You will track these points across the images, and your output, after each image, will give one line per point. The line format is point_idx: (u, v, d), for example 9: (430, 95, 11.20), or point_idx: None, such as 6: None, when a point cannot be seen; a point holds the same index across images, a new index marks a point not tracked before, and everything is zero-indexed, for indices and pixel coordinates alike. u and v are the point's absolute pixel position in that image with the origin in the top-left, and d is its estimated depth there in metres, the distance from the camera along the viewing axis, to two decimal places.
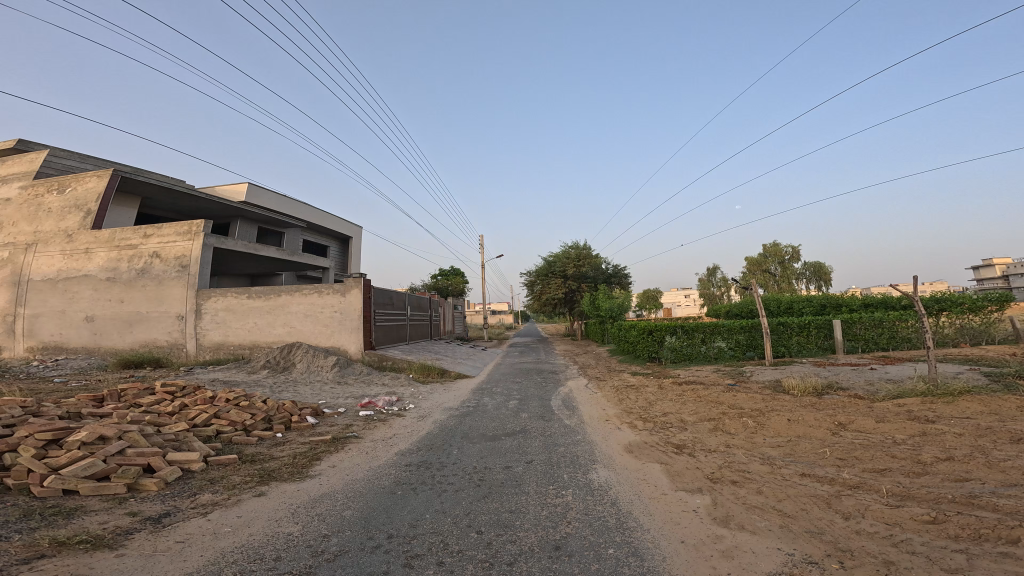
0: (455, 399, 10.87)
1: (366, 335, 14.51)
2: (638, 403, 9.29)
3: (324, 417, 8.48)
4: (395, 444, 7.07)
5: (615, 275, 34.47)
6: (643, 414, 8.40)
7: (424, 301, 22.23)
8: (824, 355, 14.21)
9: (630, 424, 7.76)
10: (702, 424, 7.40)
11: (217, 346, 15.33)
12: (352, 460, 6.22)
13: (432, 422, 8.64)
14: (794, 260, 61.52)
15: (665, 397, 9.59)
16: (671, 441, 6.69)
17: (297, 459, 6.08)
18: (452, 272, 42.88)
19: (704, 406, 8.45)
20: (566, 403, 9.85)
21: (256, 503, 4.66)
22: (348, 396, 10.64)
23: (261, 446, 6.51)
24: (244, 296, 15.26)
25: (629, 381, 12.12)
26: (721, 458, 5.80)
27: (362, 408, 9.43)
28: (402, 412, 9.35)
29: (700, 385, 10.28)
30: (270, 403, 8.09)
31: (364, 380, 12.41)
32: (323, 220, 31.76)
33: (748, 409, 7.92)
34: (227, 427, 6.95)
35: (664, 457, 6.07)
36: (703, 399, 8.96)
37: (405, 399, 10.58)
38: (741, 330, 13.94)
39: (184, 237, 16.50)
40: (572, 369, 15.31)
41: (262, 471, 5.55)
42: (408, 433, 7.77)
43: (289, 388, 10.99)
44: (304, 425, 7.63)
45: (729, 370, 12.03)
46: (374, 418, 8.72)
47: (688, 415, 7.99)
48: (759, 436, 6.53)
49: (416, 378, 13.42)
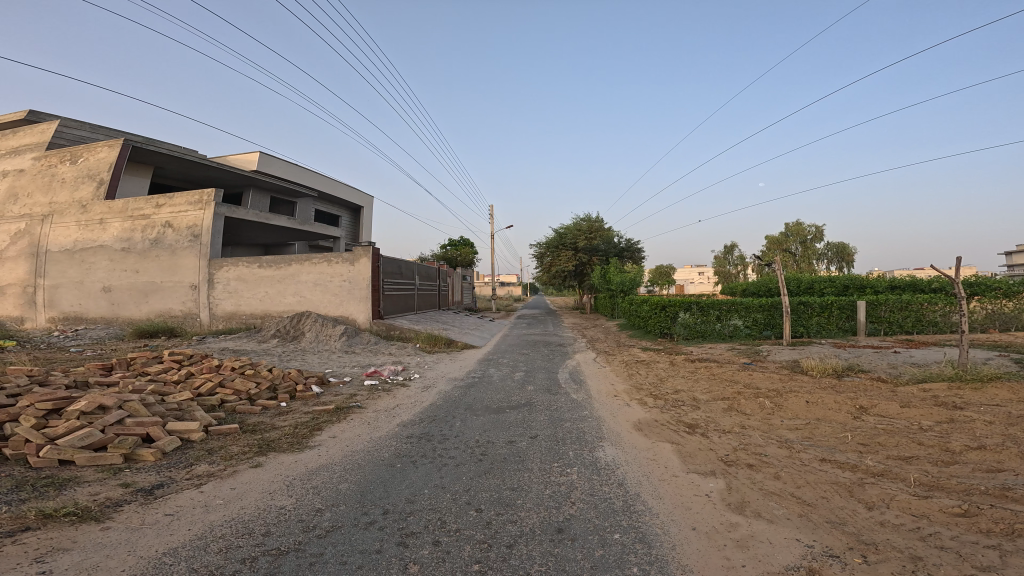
0: (460, 370, 10.77)
1: (374, 305, 14.39)
2: (648, 379, 8.98)
3: (329, 386, 8.44)
4: (397, 415, 6.97)
5: (628, 249, 33.47)
6: (653, 390, 8.11)
7: (434, 272, 21.98)
8: (844, 336, 13.52)
9: (639, 401, 7.49)
10: (715, 403, 7.07)
11: (229, 316, 15.46)
12: (352, 431, 6.12)
13: (436, 393, 8.52)
14: (816, 239, 58.96)
15: (676, 373, 9.25)
16: (682, 420, 6.40)
17: (298, 429, 6.02)
18: (463, 243, 42.45)
19: (717, 384, 8.09)
20: (573, 377, 9.62)
21: (250, 475, 4.58)
22: (353, 365, 10.59)
23: (263, 416, 6.47)
24: (254, 265, 15.19)
25: (639, 356, 11.80)
26: (735, 440, 5.48)
27: (367, 377, 9.39)
28: (407, 382, 9.28)
29: (712, 363, 9.89)
30: (276, 371, 8.05)
31: (372, 350, 12.36)
32: (333, 189, 31.31)
33: (764, 389, 7.53)
34: (232, 395, 6.92)
35: (674, 437, 5.80)
36: (716, 378, 8.58)
37: (411, 370, 10.53)
38: (759, 309, 13.34)
39: (195, 206, 16.37)
40: (581, 343, 15.04)
41: (260, 441, 5.50)
42: (411, 404, 7.68)
43: (297, 358, 11.00)
44: (308, 394, 7.59)
45: (744, 349, 11.56)
46: (379, 388, 8.66)
47: (700, 394, 7.65)
48: (776, 418, 6.17)
49: (422, 348, 13.37)
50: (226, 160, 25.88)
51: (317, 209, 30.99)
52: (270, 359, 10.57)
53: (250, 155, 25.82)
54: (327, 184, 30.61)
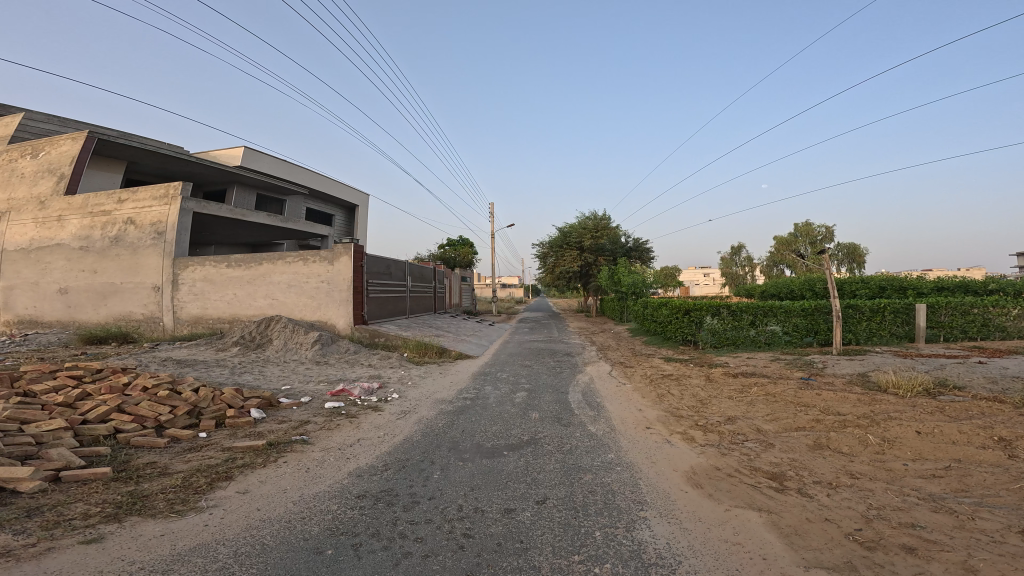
0: (451, 387, 8.94)
1: (356, 309, 12.58)
2: (686, 403, 7.11)
3: (277, 410, 6.62)
4: (354, 457, 5.15)
5: (636, 249, 31.58)
6: (699, 420, 6.27)
7: (429, 272, 20.20)
8: (900, 343, 11.64)
9: (686, 438, 5.65)
10: (793, 438, 5.22)
11: (194, 320, 13.65)
12: (277, 485, 4.32)
13: (415, 422, 6.68)
14: (827, 240, 56.92)
15: (720, 394, 7.39)
16: (757, 467, 4.57)
17: (195, 477, 4.31)
18: (462, 243, 40.77)
19: (782, 410, 6.24)
20: (589, 399, 7.77)
21: (64, 560, 2.92)
22: (321, 380, 8.76)
23: (162, 455, 4.78)
24: (222, 265, 13.41)
25: (664, 369, 9.92)
26: (857, 501, 3.66)
27: (332, 397, 7.55)
28: (383, 405, 7.47)
29: (762, 379, 8.03)
30: (205, 390, 6.29)
31: (348, 359, 10.50)
32: (326, 186, 29.57)
33: (850, 415, 5.71)
34: (129, 424, 5.19)
35: (756, 496, 3.97)
36: (777, 400, 6.71)
37: (391, 386, 8.70)
38: (800, 313, 11.56)
39: (160, 201, 14.63)
40: (592, 351, 13.17)
41: (124, 498, 3.81)
42: (378, 439, 5.86)
43: (256, 370, 9.17)
44: (240, 423, 5.80)
45: (791, 360, 9.69)
46: (344, 413, 6.82)
47: (765, 424, 5.80)
48: (894, 462, 4.36)
49: (410, 358, 11.53)
50: (209, 156, 24.24)
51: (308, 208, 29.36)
52: (222, 371, 8.75)
53: (234, 150, 24.14)
54: (319, 180, 28.87)
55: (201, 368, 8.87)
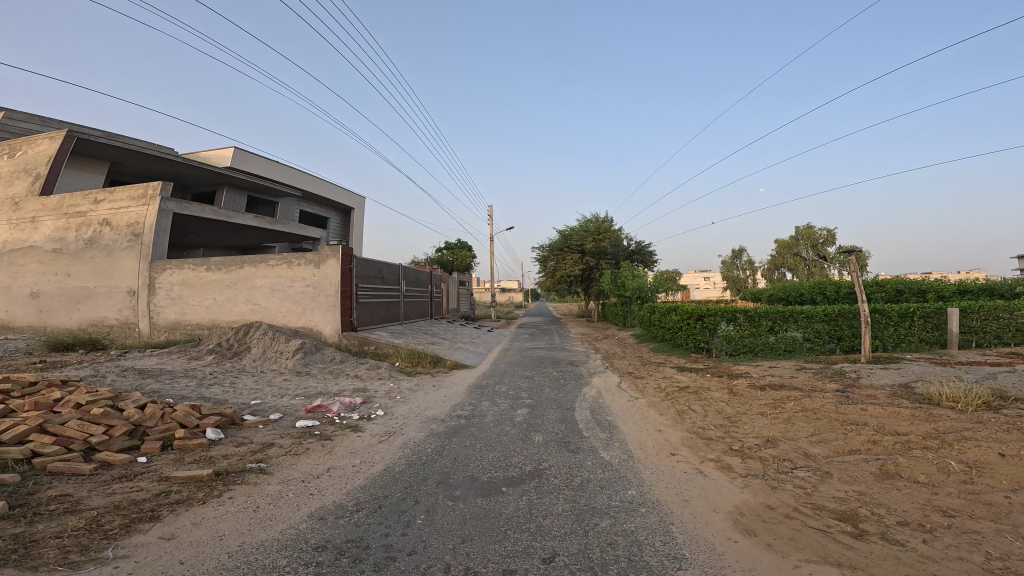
0: (444, 403, 8.05)
1: (345, 314, 11.72)
2: (712, 423, 6.24)
3: (240, 431, 5.73)
4: (318, 494, 4.24)
5: (638, 252, 30.76)
6: (731, 443, 5.42)
7: (425, 276, 19.34)
8: (931, 350, 10.80)
9: (721, 467, 4.79)
10: (853, 468, 4.40)
11: (172, 327, 12.74)
12: (213, 529, 3.42)
13: (402, 446, 5.79)
14: (829, 243, 56.32)
15: (749, 411, 6.53)
16: (820, 505, 3.76)
17: (108, 518, 3.39)
18: (461, 246, 39.97)
19: (829, 430, 5.40)
20: (600, 418, 6.88)
21: None
22: (299, 394, 7.86)
23: (83, 484, 3.89)
24: (202, 268, 12.54)
25: (679, 380, 9.06)
26: (970, 550, 2.92)
27: (307, 415, 6.65)
28: (366, 423, 6.59)
29: (793, 392, 7.18)
30: (153, 407, 5.42)
31: (333, 369, 9.61)
32: (321, 188, 28.79)
33: (913, 434, 4.94)
34: (53, 445, 4.33)
35: (830, 547, 3.14)
36: (819, 417, 5.86)
37: (377, 400, 7.83)
38: (823, 318, 10.74)
39: (139, 201, 13.87)
40: (598, 360, 12.28)
41: (7, 543, 2.92)
42: (352, 468, 4.95)
43: (229, 381, 8.28)
44: (191, 446, 4.94)
45: (818, 370, 8.84)
46: (322, 435, 5.93)
47: (814, 449, 4.97)
48: (991, 492, 3.65)
49: (402, 368, 10.64)
50: (196, 157, 23.44)
51: (301, 210, 28.55)
52: (189, 382, 7.85)
53: (223, 151, 23.36)
54: (313, 182, 28.09)
55: (166, 379, 7.99)
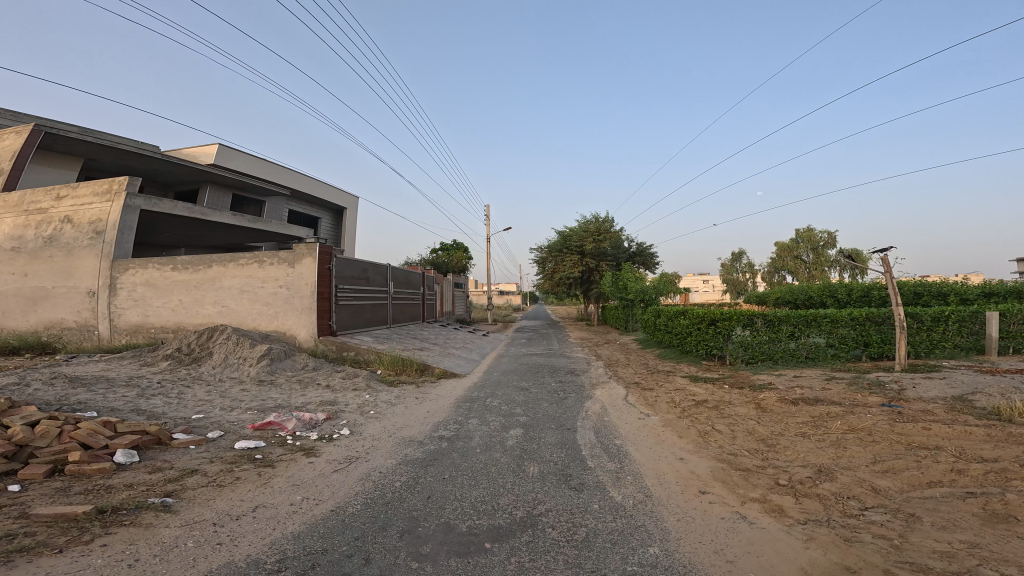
0: (426, 420, 6.98)
1: (323, 318, 10.65)
2: (744, 448, 5.19)
3: (164, 456, 4.71)
4: (228, 544, 3.22)
5: (639, 254, 29.79)
6: (775, 476, 4.37)
7: (417, 277, 18.29)
8: (968, 356, 9.82)
9: (770, 510, 3.74)
10: (945, 509, 3.38)
11: (134, 330, 11.70)
12: None
13: (365, 478, 4.71)
14: (830, 245, 55.69)
15: (786, 431, 5.49)
16: (922, 566, 2.74)
17: None
18: (457, 247, 38.86)
19: (896, 458, 4.37)
20: (606, 442, 5.82)
21: None
22: (256, 407, 6.80)
23: None
24: (167, 267, 11.52)
25: (693, 392, 8.01)
26: None
27: (254, 435, 5.58)
28: (326, 446, 5.51)
29: (833, 408, 6.15)
30: (48, 424, 4.51)
31: (302, 378, 8.53)
32: (310, 187, 27.73)
33: (1006, 463, 3.98)
34: None
35: None
36: (875, 441, 4.84)
37: (347, 416, 6.75)
38: (849, 322, 9.76)
39: (102, 197, 12.86)
40: (601, 368, 11.23)
41: None
42: (288, 509, 3.88)
43: (178, 391, 7.21)
44: (88, 472, 4.06)
45: (851, 380, 7.84)
46: (270, 461, 4.88)
47: (880, 481, 3.97)
48: None
49: (383, 377, 9.57)
50: (178, 154, 22.42)
51: (290, 209, 27.49)
52: (127, 392, 6.79)
53: (206, 148, 22.37)
54: (302, 181, 27.02)
55: (104, 388, 6.95)
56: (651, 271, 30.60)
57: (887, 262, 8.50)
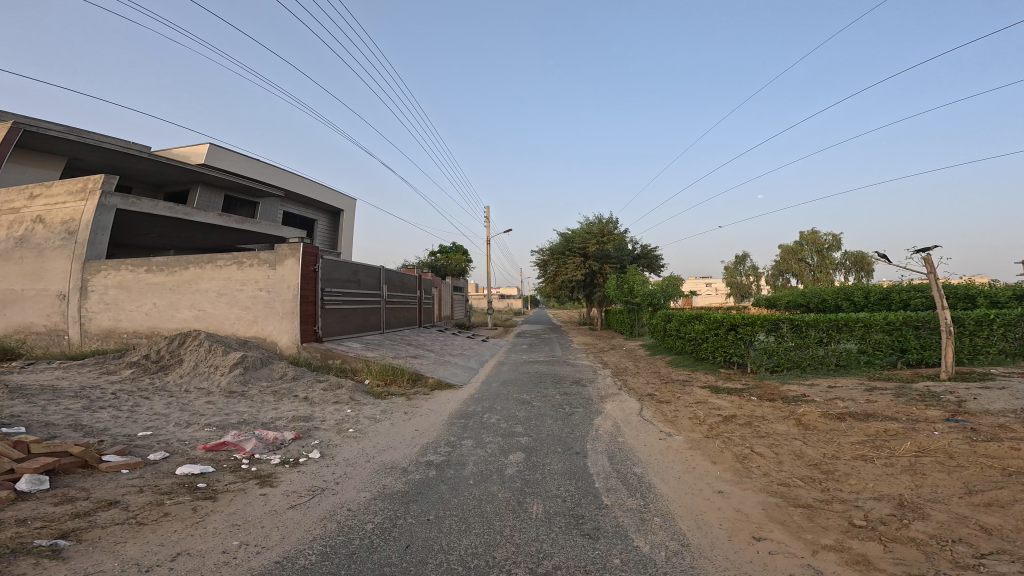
0: (417, 440, 6.11)
1: (308, 323, 9.81)
2: (795, 478, 4.32)
3: (89, 482, 3.86)
4: None
5: (643, 256, 28.90)
6: (846, 514, 3.60)
7: (413, 280, 17.42)
8: (1015, 363, 8.94)
9: (853, 563, 2.89)
10: None
11: (105, 335, 10.91)
12: None
13: (328, 516, 3.83)
14: (834, 248, 54.85)
15: (842, 454, 4.71)
16: None
17: None
18: (457, 250, 38.02)
19: (996, 488, 3.67)
20: (623, 471, 4.93)
21: None
22: (217, 421, 5.96)
23: None
24: (142, 268, 10.73)
25: (718, 406, 7.11)
26: None
27: (204, 459, 4.71)
28: (288, 473, 4.63)
29: (890, 425, 5.33)
30: None
31: (278, 389, 7.65)
32: (305, 188, 26.96)
33: None
34: None
35: None
36: (960, 467, 4.09)
37: (321, 435, 5.88)
38: (885, 327, 8.89)
39: (76, 195, 12.08)
40: (609, 378, 10.33)
41: None
42: (218, 559, 3.00)
43: (133, 404, 6.35)
44: None
45: (897, 391, 6.94)
46: (223, 492, 4.03)
47: (987, 517, 3.27)
48: None
49: (372, 387, 8.71)
50: (168, 154, 21.72)
51: (284, 211, 26.70)
52: (71, 405, 5.94)
53: (198, 148, 21.64)
54: (296, 182, 26.26)
55: (48, 399, 6.11)
56: (655, 274, 29.71)
57: (931, 260, 7.80)
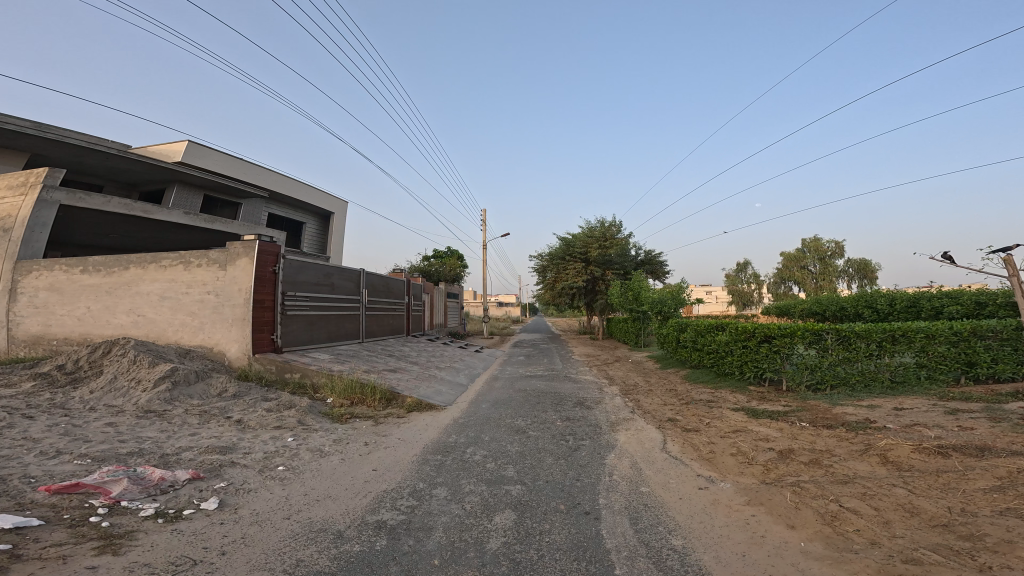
0: (376, 485, 4.61)
1: (263, 332, 8.39)
2: (927, 556, 2.86)
3: None
4: None
5: (647, 262, 27.50)
6: None
7: (400, 286, 15.97)
8: None
9: None
10: None
11: (34, 342, 9.62)
12: None
13: None
14: (838, 255, 53.75)
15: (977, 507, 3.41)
16: None
17: None
18: (452, 255, 36.71)
19: None
20: (655, 546, 3.45)
21: None
22: (101, 450, 4.58)
23: None
24: (77, 269, 9.45)
25: (764, 436, 5.63)
26: None
27: (45, 512, 3.29)
28: (156, 532, 3.25)
29: (1021, 463, 4.03)
30: None
31: (209, 411, 6.22)
32: (293, 189, 25.65)
33: None
34: None
35: None
36: None
37: (239, 474, 4.42)
38: (947, 337, 7.51)
39: (15, 189, 10.70)
40: (618, 397, 8.81)
41: None
42: None
43: (2, 430, 4.91)
44: None
45: (991, 415, 5.62)
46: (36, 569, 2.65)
47: None
48: None
49: (335, 408, 7.20)
50: (144, 150, 20.31)
51: (269, 213, 25.34)
52: None
53: (176, 145, 20.24)
54: (283, 183, 24.95)
55: None
56: (660, 281, 28.31)
57: (1010, 261, 6.62)
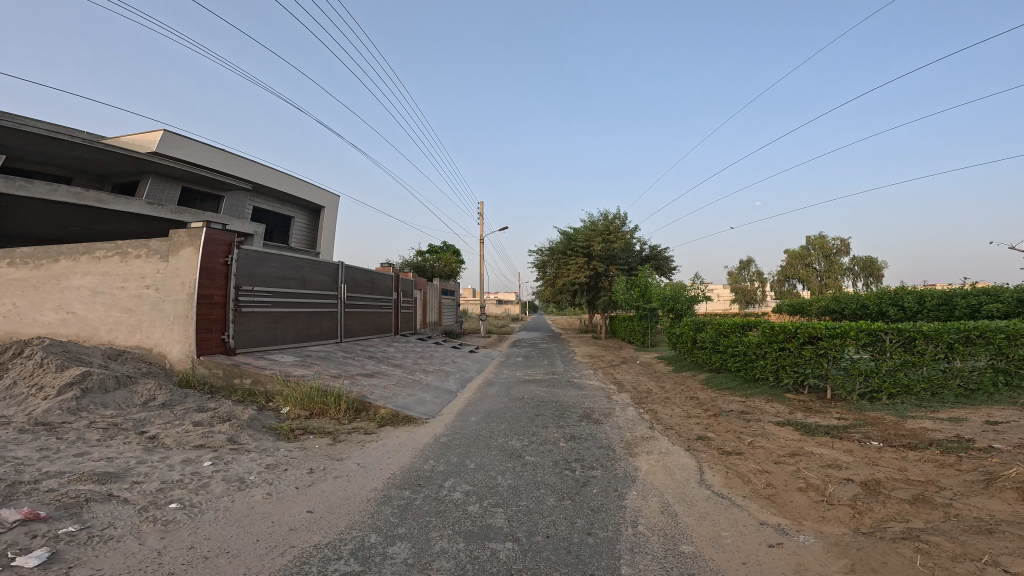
0: (309, 536, 3.31)
1: (210, 331, 7.07)
2: None
3: None
4: None
5: (653, 258, 26.13)
6: None
7: (387, 281, 14.66)
8: None
9: None
10: None
11: None
12: None
13: None
14: (845, 253, 52.29)
15: None
16: None
17: None
18: (449, 251, 35.36)
19: None
20: None
21: None
22: None
23: None
24: (3, 262, 8.16)
25: (834, 462, 4.35)
26: None
27: None
28: None
29: None
30: None
31: (119, 428, 4.93)
32: (279, 182, 24.30)
33: None
34: None
35: None
36: None
37: (106, 521, 3.12)
38: None
39: None
40: (631, 408, 7.48)
41: None
42: None
43: None
44: None
45: None
46: None
47: None
48: None
49: (288, 421, 5.90)
50: (116, 141, 18.95)
51: (254, 207, 24.00)
52: None
53: (150, 134, 18.85)
54: (268, 175, 23.60)
55: None
56: (666, 277, 26.98)
57: None
